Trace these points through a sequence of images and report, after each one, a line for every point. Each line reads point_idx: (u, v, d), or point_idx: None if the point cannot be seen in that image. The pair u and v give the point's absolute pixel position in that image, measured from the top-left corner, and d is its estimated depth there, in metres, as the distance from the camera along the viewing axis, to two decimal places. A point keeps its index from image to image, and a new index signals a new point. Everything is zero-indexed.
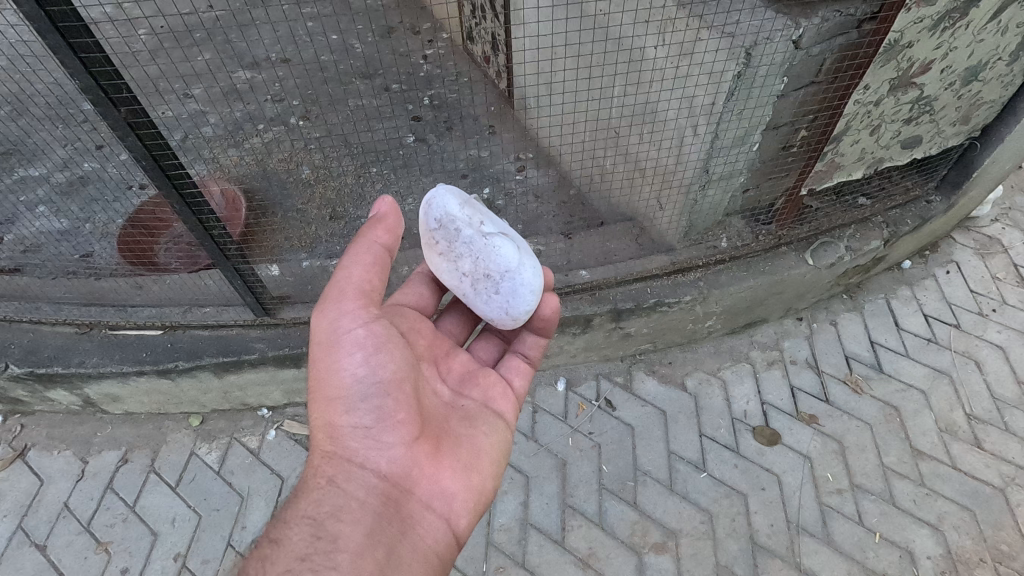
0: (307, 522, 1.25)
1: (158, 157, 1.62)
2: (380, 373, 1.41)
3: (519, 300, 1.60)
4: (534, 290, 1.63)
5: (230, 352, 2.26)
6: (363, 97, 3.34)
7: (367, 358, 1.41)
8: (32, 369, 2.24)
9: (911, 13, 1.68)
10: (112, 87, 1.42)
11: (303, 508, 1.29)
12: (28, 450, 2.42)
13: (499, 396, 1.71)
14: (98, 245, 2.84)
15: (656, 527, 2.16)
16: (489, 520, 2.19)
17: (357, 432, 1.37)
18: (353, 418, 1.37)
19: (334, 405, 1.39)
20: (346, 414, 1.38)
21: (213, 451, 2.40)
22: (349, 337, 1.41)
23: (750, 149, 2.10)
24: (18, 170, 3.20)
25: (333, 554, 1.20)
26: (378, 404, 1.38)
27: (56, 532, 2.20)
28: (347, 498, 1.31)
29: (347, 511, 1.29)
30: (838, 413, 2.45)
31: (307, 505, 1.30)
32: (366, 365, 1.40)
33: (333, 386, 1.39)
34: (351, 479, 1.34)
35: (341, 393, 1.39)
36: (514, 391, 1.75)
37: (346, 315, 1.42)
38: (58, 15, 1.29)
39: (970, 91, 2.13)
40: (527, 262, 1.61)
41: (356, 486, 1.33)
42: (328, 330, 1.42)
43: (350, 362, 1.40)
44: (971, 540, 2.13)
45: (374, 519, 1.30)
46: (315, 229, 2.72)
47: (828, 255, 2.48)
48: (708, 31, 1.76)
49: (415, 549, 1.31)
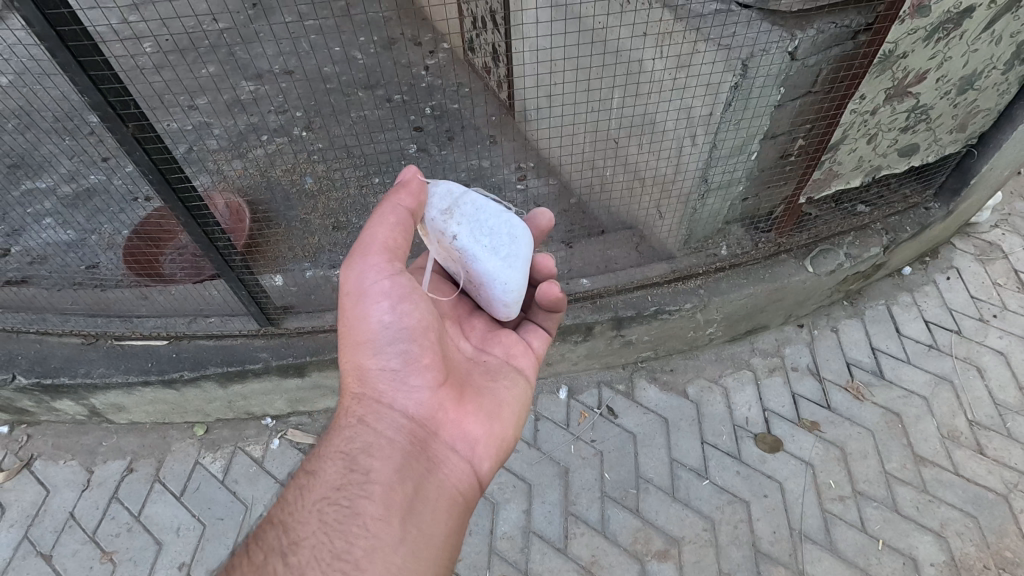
0: (339, 458, 1.25)
1: (165, 171, 1.64)
2: (409, 318, 1.37)
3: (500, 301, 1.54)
4: (517, 292, 1.52)
5: (235, 362, 2.28)
6: (365, 108, 3.38)
7: (396, 304, 1.36)
8: (39, 380, 2.26)
9: (905, 24, 1.70)
10: (121, 103, 1.45)
11: (334, 445, 1.29)
12: (34, 460, 2.43)
13: (517, 354, 1.73)
14: (104, 256, 2.87)
15: (658, 535, 2.17)
16: (492, 528, 2.20)
17: (386, 374, 1.37)
18: (382, 361, 1.36)
19: (363, 347, 1.37)
20: (375, 357, 1.37)
21: (217, 460, 2.42)
22: (377, 286, 1.34)
23: (748, 158, 2.11)
24: (25, 183, 3.25)
25: (366, 488, 1.19)
26: (407, 348, 1.37)
27: (62, 541, 2.21)
28: (377, 437, 1.30)
29: (377, 449, 1.27)
30: (839, 420, 2.45)
31: (338, 441, 1.29)
32: (395, 311, 1.36)
33: (362, 329, 1.36)
34: (380, 420, 1.33)
35: (369, 337, 1.37)
36: (534, 352, 1.76)
37: (373, 266, 1.34)
38: (68, 34, 1.32)
39: (965, 100, 2.15)
40: (516, 276, 1.46)
41: (386, 427, 1.32)
42: (355, 280, 1.34)
43: (380, 306, 1.35)
44: (975, 546, 2.13)
45: (404, 458, 1.29)
46: (319, 239, 2.75)
47: (828, 263, 2.50)
48: (705, 44, 1.80)
49: (443, 488, 1.31)
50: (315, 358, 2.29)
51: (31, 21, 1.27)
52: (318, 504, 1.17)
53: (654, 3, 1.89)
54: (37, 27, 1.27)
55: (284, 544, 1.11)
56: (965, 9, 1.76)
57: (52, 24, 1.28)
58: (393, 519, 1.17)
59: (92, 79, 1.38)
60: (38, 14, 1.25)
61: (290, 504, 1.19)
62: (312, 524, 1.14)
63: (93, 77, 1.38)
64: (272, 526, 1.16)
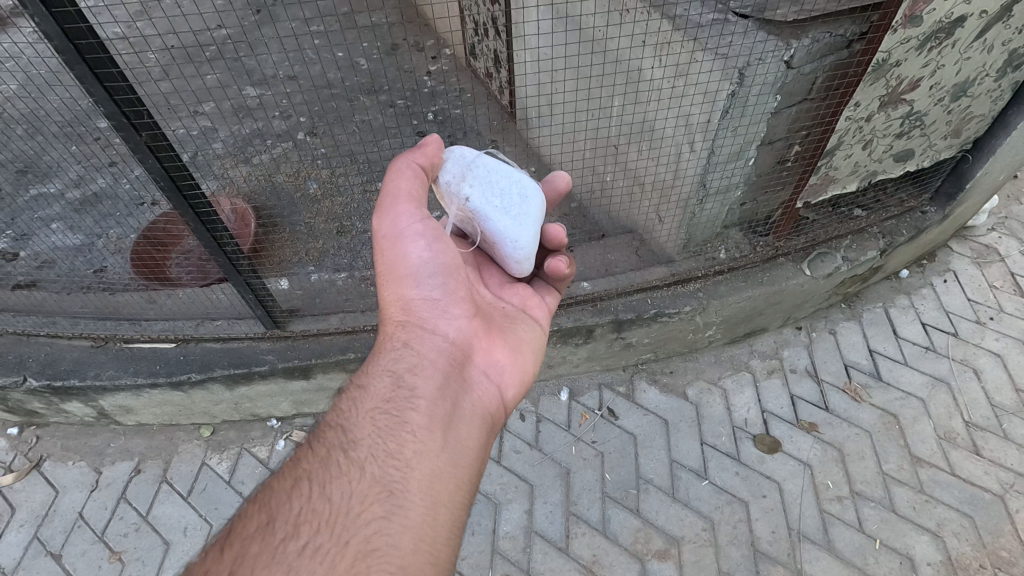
0: (387, 374, 1.30)
1: (176, 177, 1.68)
2: (443, 255, 1.46)
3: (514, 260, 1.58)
4: (528, 252, 1.56)
5: (241, 364, 2.31)
6: (369, 114, 3.43)
7: (431, 243, 1.44)
8: (49, 382, 2.29)
9: (898, 34, 1.73)
10: (135, 113, 1.49)
11: (380, 363, 1.34)
12: (44, 461, 2.47)
13: (532, 299, 1.75)
14: (111, 259, 2.91)
15: (659, 535, 2.20)
16: (495, 527, 2.24)
17: (425, 302, 1.43)
18: (421, 291, 1.43)
19: (403, 277, 1.43)
20: (414, 286, 1.43)
21: (224, 461, 2.46)
22: (411, 226, 1.40)
23: (746, 163, 2.15)
24: (33, 187, 3.29)
25: (413, 401, 1.26)
26: (442, 281, 1.46)
27: (71, 541, 2.24)
28: (420, 357, 1.35)
29: (420, 367, 1.33)
30: (837, 421, 2.48)
31: (383, 360, 1.34)
32: (431, 247, 1.43)
33: (402, 260, 1.42)
34: (422, 342, 1.38)
35: (407, 268, 1.43)
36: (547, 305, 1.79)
37: (405, 207, 1.39)
38: (86, 48, 1.36)
39: (959, 106, 2.19)
40: (528, 234, 1.51)
41: (427, 349, 1.37)
42: (391, 219, 1.40)
43: (417, 241, 1.42)
44: (971, 546, 2.15)
45: (445, 376, 1.34)
46: (323, 243, 2.79)
47: (825, 266, 2.54)
48: (703, 53, 1.83)
49: (480, 407, 1.37)
50: (320, 360, 2.32)
51: (50, 35, 1.31)
52: (370, 412, 1.23)
53: (653, 13, 1.93)
54: (56, 41, 1.31)
55: (342, 444, 1.18)
56: (957, 19, 1.80)
57: (71, 38, 1.33)
58: (438, 429, 1.24)
59: (107, 91, 1.42)
60: (58, 29, 1.29)
61: (342, 417, 1.23)
62: (366, 428, 1.20)
63: (108, 88, 1.43)
64: (328, 429, 1.23)
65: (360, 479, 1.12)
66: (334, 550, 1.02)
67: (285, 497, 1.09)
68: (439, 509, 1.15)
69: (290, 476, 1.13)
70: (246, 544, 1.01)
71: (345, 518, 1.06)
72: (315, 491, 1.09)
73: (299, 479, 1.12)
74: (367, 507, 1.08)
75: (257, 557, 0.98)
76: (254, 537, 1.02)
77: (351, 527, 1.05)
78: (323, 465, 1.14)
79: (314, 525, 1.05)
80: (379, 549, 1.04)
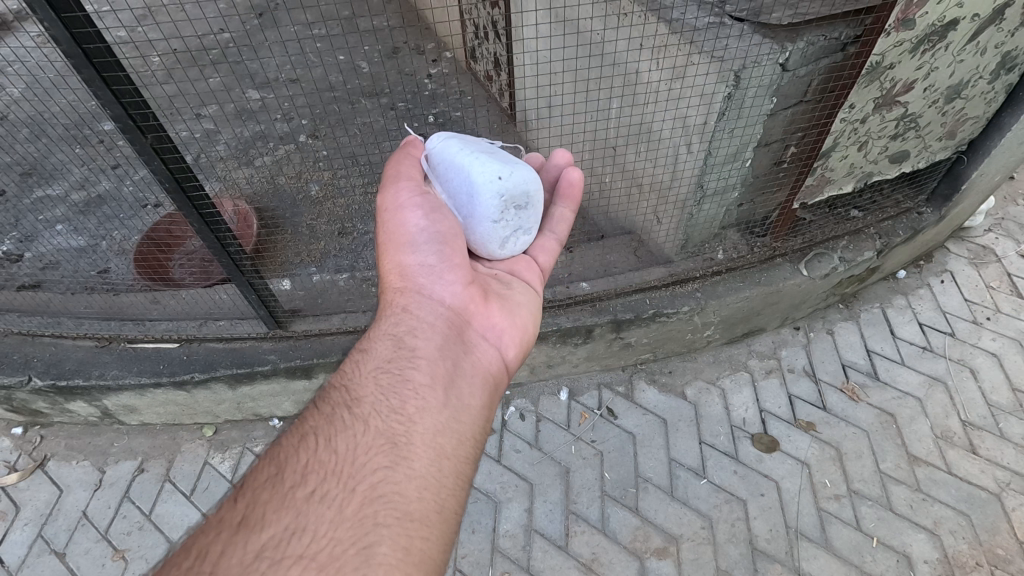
0: (388, 337, 1.35)
1: (181, 179, 1.71)
2: (439, 224, 1.51)
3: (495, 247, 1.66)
4: (495, 243, 1.60)
5: (244, 364, 2.33)
6: (371, 117, 3.46)
7: (429, 213, 1.51)
8: (54, 382, 2.32)
9: (891, 37, 1.76)
10: (141, 116, 1.52)
11: (382, 328, 1.38)
12: (48, 460, 2.49)
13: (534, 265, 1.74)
14: (115, 261, 2.94)
15: (657, 533, 2.22)
16: (495, 526, 2.25)
17: (423, 270, 1.47)
18: (419, 258, 1.48)
19: (402, 247, 1.49)
20: (413, 254, 1.48)
21: (226, 461, 2.48)
22: (410, 199, 1.50)
23: (743, 164, 2.18)
24: (37, 190, 3.33)
25: (414, 360, 1.30)
26: (440, 248, 1.50)
27: (75, 539, 2.26)
28: (419, 320, 1.39)
29: (421, 330, 1.37)
30: (835, 421, 2.50)
31: (385, 324, 1.39)
32: (428, 217, 1.50)
33: (400, 231, 1.49)
34: (421, 306, 1.41)
35: (406, 237, 1.49)
36: (539, 267, 1.76)
37: (405, 185, 1.52)
38: (94, 52, 1.38)
39: (953, 108, 2.22)
40: (484, 228, 1.56)
41: (426, 312, 1.40)
42: (394, 193, 1.51)
43: (415, 212, 1.50)
44: (968, 544, 2.17)
45: (444, 337, 1.37)
46: (325, 244, 2.82)
47: (822, 266, 2.56)
48: (699, 56, 1.86)
49: (481, 366, 1.38)
50: (322, 360, 2.34)
51: (59, 40, 1.33)
52: (373, 371, 1.27)
53: (650, 17, 1.96)
54: (65, 46, 1.34)
55: (347, 401, 1.22)
56: (950, 22, 1.82)
57: (79, 43, 1.35)
58: (439, 386, 1.27)
59: (114, 94, 1.45)
60: (67, 34, 1.31)
61: (345, 378, 1.28)
62: (369, 386, 1.24)
63: (115, 91, 1.45)
64: (333, 389, 1.27)
65: (365, 432, 1.16)
66: (340, 497, 1.06)
67: (293, 450, 1.13)
68: (443, 461, 1.17)
69: (299, 432, 1.18)
70: (258, 493, 1.06)
71: (351, 467, 1.10)
72: (322, 444, 1.14)
73: (306, 433, 1.17)
74: (372, 457, 1.12)
75: (268, 503, 1.03)
76: (265, 487, 1.07)
77: (356, 475, 1.09)
78: (329, 421, 1.19)
79: (322, 474, 1.09)
80: (384, 495, 1.07)
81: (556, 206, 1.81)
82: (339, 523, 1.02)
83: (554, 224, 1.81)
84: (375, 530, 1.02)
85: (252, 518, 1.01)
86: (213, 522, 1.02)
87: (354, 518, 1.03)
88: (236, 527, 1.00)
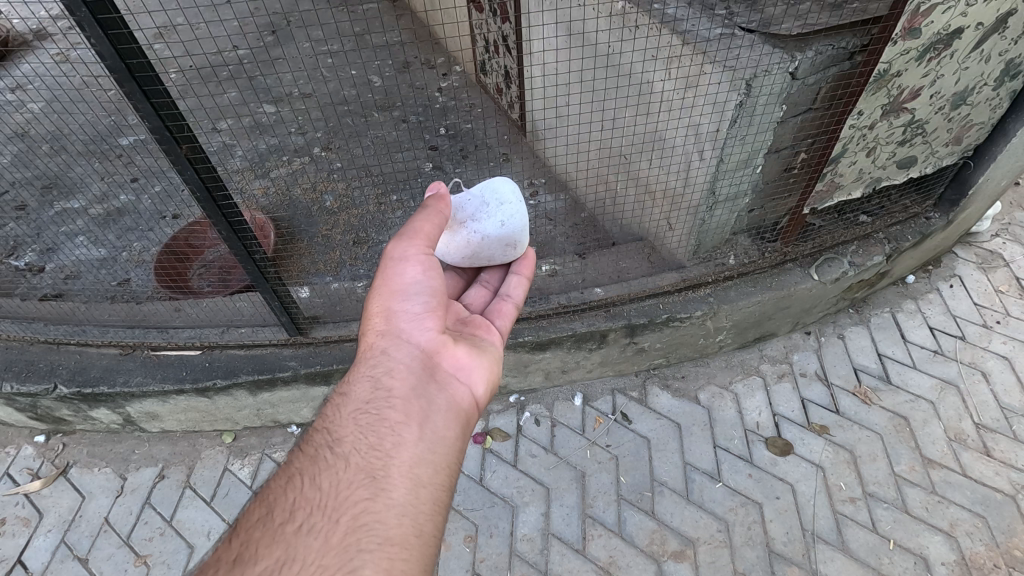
0: (366, 378, 1.33)
1: (212, 188, 1.77)
2: (438, 279, 1.45)
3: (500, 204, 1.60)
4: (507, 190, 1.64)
5: (265, 370, 2.37)
6: (383, 129, 3.57)
7: (429, 269, 1.44)
8: (79, 389, 2.36)
9: (899, 46, 1.80)
10: (177, 127, 1.58)
11: (359, 370, 1.36)
12: (70, 467, 2.53)
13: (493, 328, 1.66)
14: (134, 272, 2.99)
15: (674, 537, 2.23)
16: (512, 530, 2.27)
17: (408, 317, 1.41)
18: (407, 307, 1.41)
19: (395, 293, 1.41)
20: (401, 301, 1.41)
21: (245, 467, 2.51)
22: (415, 253, 1.43)
23: (753, 171, 2.24)
24: (58, 203, 3.39)
25: (390, 400, 1.28)
26: (429, 299, 1.43)
27: (98, 545, 2.29)
28: (397, 361, 1.35)
29: (398, 370, 1.33)
30: (847, 423, 2.52)
31: (363, 366, 1.36)
32: (426, 271, 1.43)
33: (396, 279, 1.42)
34: (400, 348, 1.37)
35: (400, 287, 1.42)
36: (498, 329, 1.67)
37: (404, 236, 1.43)
38: (136, 66, 1.45)
39: (959, 115, 2.27)
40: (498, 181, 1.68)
41: (404, 354, 1.36)
42: (397, 243, 1.43)
43: (414, 266, 1.42)
44: (985, 546, 2.17)
45: (420, 376, 1.34)
46: (341, 253, 2.88)
47: (833, 271, 2.59)
48: (711, 66, 1.91)
49: (456, 401, 1.35)
50: (342, 366, 2.38)
51: (105, 55, 1.39)
52: (352, 413, 1.26)
53: (662, 29, 2.02)
54: (110, 61, 1.40)
55: (329, 442, 1.23)
56: (955, 31, 1.88)
57: (124, 58, 1.41)
58: (413, 422, 1.26)
59: (154, 106, 1.50)
60: (112, 50, 1.38)
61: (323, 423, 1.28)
62: (349, 426, 1.24)
63: (155, 104, 1.51)
64: (315, 432, 1.28)
65: (346, 468, 1.17)
66: (325, 527, 1.08)
67: (281, 491, 1.15)
68: (419, 489, 1.18)
69: (285, 473, 1.20)
70: (250, 533, 1.08)
71: (334, 500, 1.12)
72: (307, 482, 1.16)
73: (293, 474, 1.18)
74: (354, 490, 1.14)
75: (261, 541, 1.06)
76: (255, 526, 1.10)
77: (341, 507, 1.11)
78: (313, 461, 1.20)
79: (308, 510, 1.11)
80: (366, 525, 1.09)
81: (511, 273, 1.80)
82: (326, 551, 1.04)
83: (510, 287, 1.77)
84: (358, 555, 1.04)
85: (245, 554, 1.03)
86: (211, 561, 1.04)
87: (338, 547, 1.05)
88: (231, 563, 1.02)
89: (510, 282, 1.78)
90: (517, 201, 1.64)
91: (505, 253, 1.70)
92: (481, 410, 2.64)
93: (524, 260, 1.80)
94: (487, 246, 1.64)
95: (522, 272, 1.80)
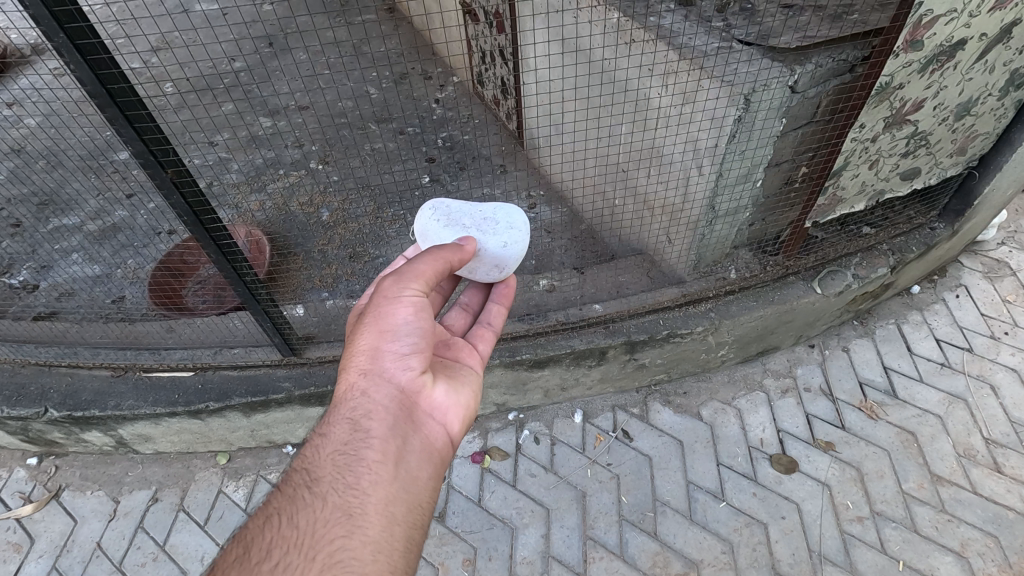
0: (344, 419, 1.27)
1: (199, 211, 1.73)
2: (427, 320, 1.37)
3: (501, 243, 1.58)
4: (511, 233, 1.59)
5: (259, 392, 2.33)
6: (379, 142, 3.56)
7: (420, 310, 1.36)
8: (70, 413, 2.32)
9: (899, 58, 1.76)
10: (162, 151, 1.55)
11: (337, 409, 1.30)
12: (63, 490, 2.49)
13: (474, 353, 1.62)
14: (129, 289, 2.96)
15: (677, 559, 2.17)
16: (511, 553, 2.23)
17: (391, 358, 1.33)
18: (394, 349, 1.33)
19: (381, 334, 1.33)
20: (389, 342, 1.33)
21: (240, 489, 2.47)
22: (407, 294, 1.36)
23: (753, 185, 2.20)
24: (53, 220, 3.37)
25: (368, 441, 1.24)
26: (416, 341, 1.35)
27: (89, 571, 2.25)
28: (377, 403, 1.28)
29: (378, 413, 1.27)
30: (854, 439, 2.47)
31: (342, 406, 1.30)
32: (417, 313, 1.36)
33: (385, 318, 1.34)
34: (380, 388, 1.30)
35: (387, 327, 1.34)
36: (480, 355, 1.63)
37: (403, 277, 1.38)
38: (117, 91, 1.42)
39: (964, 125, 2.22)
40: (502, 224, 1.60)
41: (384, 397, 1.29)
42: (396, 282, 1.37)
43: (406, 307, 1.35)
44: (997, 566, 2.11)
45: (399, 418, 1.28)
46: (337, 269, 2.86)
47: (836, 283, 2.54)
48: (710, 81, 1.88)
49: (431, 443, 1.31)
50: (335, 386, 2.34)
51: (85, 81, 1.37)
52: (331, 454, 1.23)
53: (660, 44, 1.99)
54: (90, 86, 1.37)
55: (307, 481, 1.20)
56: (958, 42, 1.84)
57: (104, 84, 1.39)
58: (390, 463, 1.23)
59: (137, 131, 1.48)
60: (92, 75, 1.35)
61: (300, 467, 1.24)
62: (326, 467, 1.21)
63: (138, 129, 1.48)
64: (294, 471, 1.25)
65: (323, 506, 1.15)
66: (301, 565, 1.05)
67: (258, 531, 1.14)
68: (393, 527, 1.17)
69: (264, 513, 1.18)
70: (226, 573, 1.06)
71: (311, 538, 1.10)
72: (285, 521, 1.14)
73: (271, 514, 1.16)
74: (331, 528, 1.12)
75: None
76: (232, 567, 1.07)
77: (316, 544, 1.09)
78: (291, 500, 1.18)
79: (285, 548, 1.09)
80: (342, 562, 1.07)
81: (491, 300, 1.74)
82: None
83: (489, 317, 1.72)
84: None
85: None
86: None
87: None
88: None
89: (490, 312, 1.72)
90: (523, 229, 1.61)
91: (490, 275, 1.65)
92: (479, 428, 2.59)
93: (505, 288, 1.73)
94: (480, 260, 1.60)
95: (503, 297, 1.74)
